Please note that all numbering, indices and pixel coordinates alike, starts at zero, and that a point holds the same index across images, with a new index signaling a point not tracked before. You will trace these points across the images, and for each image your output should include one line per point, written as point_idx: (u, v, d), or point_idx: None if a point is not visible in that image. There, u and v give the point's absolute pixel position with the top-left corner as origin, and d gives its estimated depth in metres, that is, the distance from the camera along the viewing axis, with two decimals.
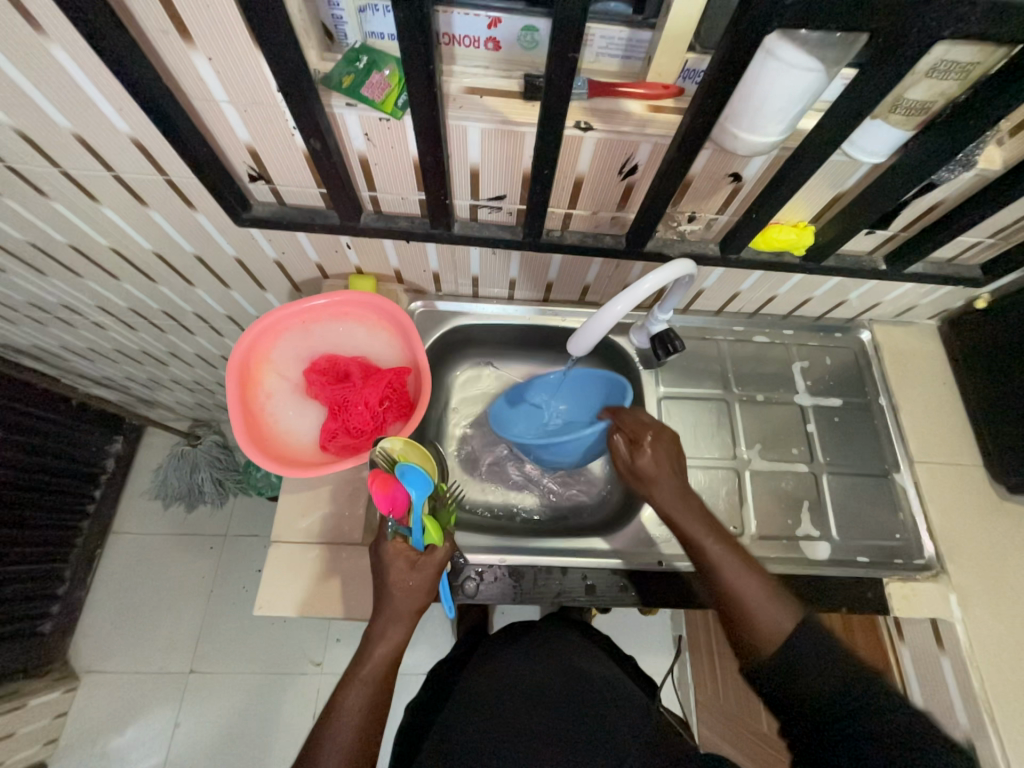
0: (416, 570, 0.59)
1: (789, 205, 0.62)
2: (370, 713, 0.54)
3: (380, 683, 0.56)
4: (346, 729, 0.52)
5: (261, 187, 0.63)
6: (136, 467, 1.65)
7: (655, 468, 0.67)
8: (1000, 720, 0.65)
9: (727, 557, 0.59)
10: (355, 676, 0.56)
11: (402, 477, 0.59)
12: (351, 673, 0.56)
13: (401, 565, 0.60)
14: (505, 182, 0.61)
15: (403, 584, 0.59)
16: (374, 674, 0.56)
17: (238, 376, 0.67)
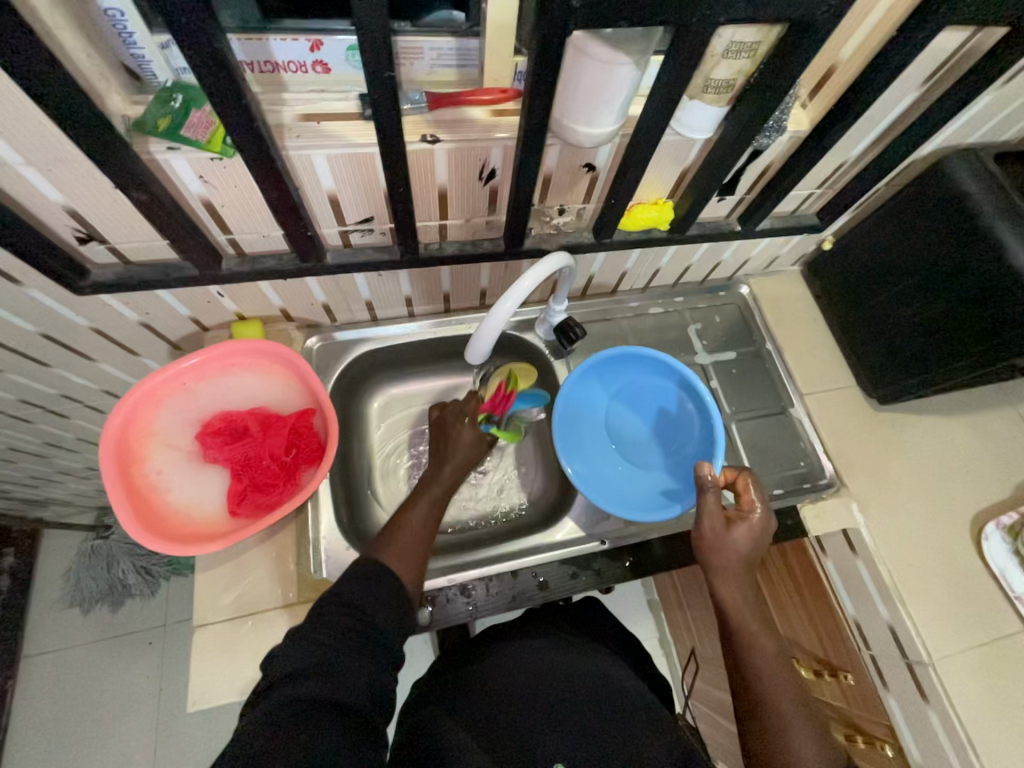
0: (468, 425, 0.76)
1: (644, 185, 0.66)
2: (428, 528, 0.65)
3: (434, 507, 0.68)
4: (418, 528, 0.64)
5: (97, 248, 0.57)
6: (41, 577, 1.46)
7: (736, 565, 0.63)
8: (909, 602, 0.75)
9: (782, 679, 0.57)
10: (423, 497, 0.68)
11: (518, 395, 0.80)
12: (421, 495, 0.69)
13: (459, 425, 0.76)
14: (369, 203, 0.59)
15: (461, 441, 0.74)
16: (436, 495, 0.69)
17: (115, 456, 0.59)
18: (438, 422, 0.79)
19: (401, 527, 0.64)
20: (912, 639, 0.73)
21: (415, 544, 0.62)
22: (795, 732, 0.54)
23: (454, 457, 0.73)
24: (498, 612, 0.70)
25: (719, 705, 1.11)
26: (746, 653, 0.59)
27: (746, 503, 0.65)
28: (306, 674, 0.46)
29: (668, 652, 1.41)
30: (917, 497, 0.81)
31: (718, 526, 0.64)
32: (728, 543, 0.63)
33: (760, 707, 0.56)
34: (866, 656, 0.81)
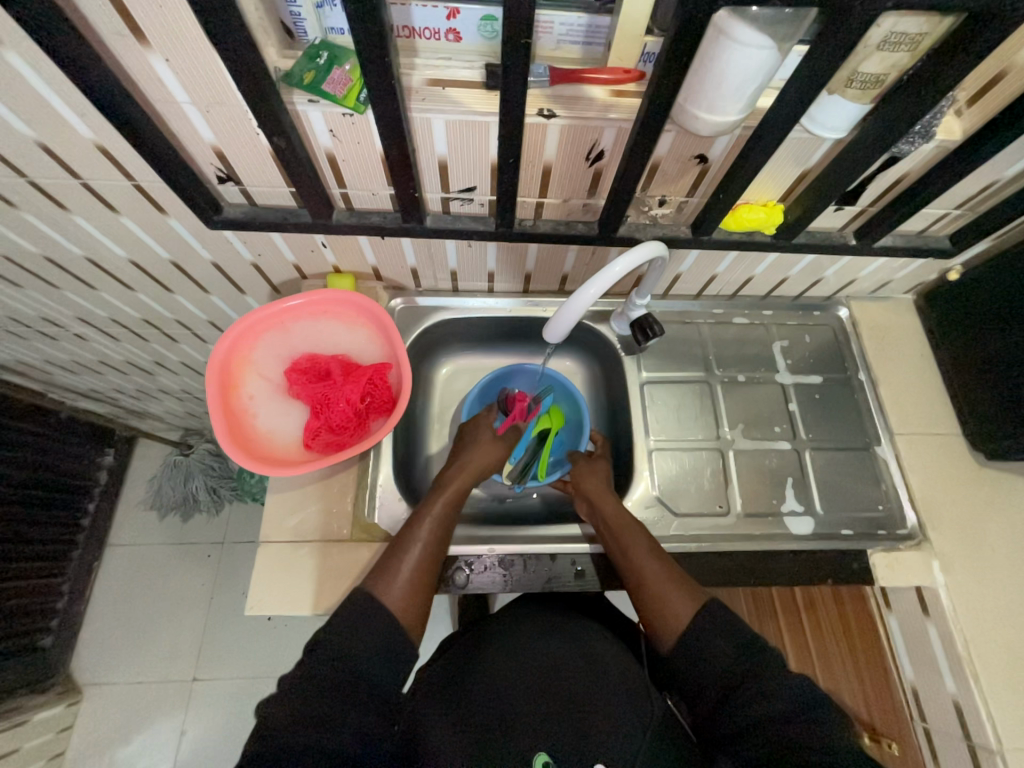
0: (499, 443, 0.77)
1: (756, 185, 0.62)
2: (442, 534, 0.66)
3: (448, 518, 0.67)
4: (426, 538, 0.64)
5: (231, 188, 0.63)
6: (130, 478, 1.70)
7: (600, 482, 0.74)
8: (984, 681, 0.67)
9: (657, 556, 0.64)
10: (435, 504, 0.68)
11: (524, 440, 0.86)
12: (432, 501, 0.68)
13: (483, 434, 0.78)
14: (474, 173, 0.61)
15: (484, 461, 0.74)
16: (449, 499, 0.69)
17: (217, 379, 0.66)
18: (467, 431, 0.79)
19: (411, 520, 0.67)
20: (980, 721, 0.66)
21: (427, 541, 0.64)
22: (672, 598, 0.60)
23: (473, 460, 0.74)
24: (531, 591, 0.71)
25: None
26: (628, 549, 0.65)
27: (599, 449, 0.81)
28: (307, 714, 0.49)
29: None
30: (1017, 570, 0.72)
31: (585, 463, 0.78)
32: (596, 468, 0.77)
33: (644, 587, 0.62)
34: (919, 728, 0.73)
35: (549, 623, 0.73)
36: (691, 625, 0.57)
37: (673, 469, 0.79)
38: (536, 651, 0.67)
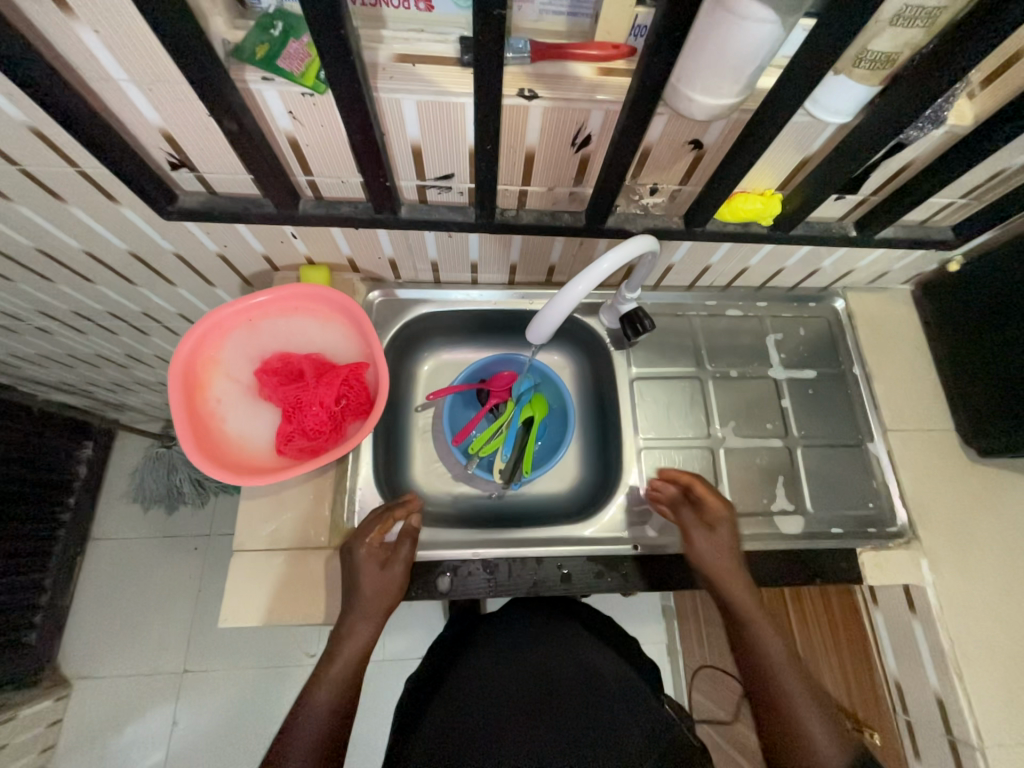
0: (388, 568, 0.62)
1: (753, 173, 0.58)
2: (338, 710, 0.56)
3: (345, 686, 0.57)
4: (315, 720, 0.55)
5: (186, 175, 0.57)
6: (112, 471, 1.66)
7: (713, 554, 0.65)
8: (969, 679, 0.67)
9: (790, 673, 0.58)
10: (324, 676, 0.58)
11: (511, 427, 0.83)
12: (320, 673, 0.58)
13: (371, 560, 0.62)
14: (451, 159, 0.56)
15: (379, 598, 0.61)
16: (343, 672, 0.58)
17: (181, 381, 0.62)
18: (348, 558, 0.63)
19: (306, 694, 0.57)
20: (962, 717, 0.66)
21: (325, 725, 0.55)
22: (810, 735, 0.54)
23: (364, 606, 0.60)
24: (516, 595, 0.69)
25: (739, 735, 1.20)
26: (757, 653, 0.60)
27: (709, 502, 0.67)
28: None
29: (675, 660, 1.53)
30: (1004, 568, 0.71)
31: (695, 537, 0.66)
32: (701, 546, 0.66)
33: (779, 707, 0.56)
34: (901, 720, 0.74)
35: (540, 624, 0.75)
36: None
37: (663, 467, 0.77)
38: (529, 662, 0.70)
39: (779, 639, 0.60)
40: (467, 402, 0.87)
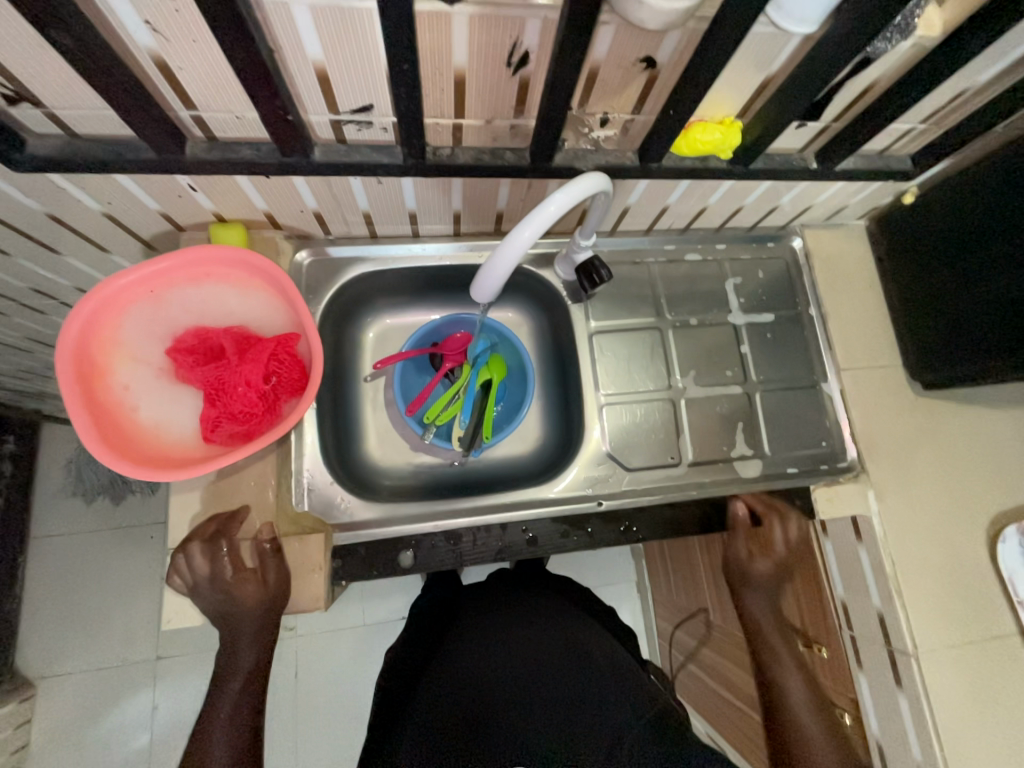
0: (265, 584, 0.60)
1: (710, 98, 0.52)
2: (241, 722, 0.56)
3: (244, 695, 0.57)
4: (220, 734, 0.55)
5: (32, 113, 0.46)
6: (43, 466, 1.53)
7: (761, 602, 0.73)
8: (906, 595, 0.72)
9: (794, 680, 0.65)
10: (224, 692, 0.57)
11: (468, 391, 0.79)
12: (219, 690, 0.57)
13: (236, 583, 0.59)
14: (367, 86, 0.47)
15: (259, 612, 0.59)
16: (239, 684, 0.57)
17: (72, 368, 0.53)
18: (203, 589, 0.58)
19: (210, 714, 0.56)
20: (899, 628, 0.72)
21: (236, 746, 0.54)
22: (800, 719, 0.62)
23: (246, 629, 0.58)
24: (482, 563, 0.68)
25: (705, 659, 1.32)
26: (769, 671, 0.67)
27: (770, 529, 0.73)
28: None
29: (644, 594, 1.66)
30: (940, 492, 0.76)
31: (743, 558, 0.74)
32: (750, 570, 0.74)
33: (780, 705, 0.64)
34: (846, 637, 0.79)
35: (525, 612, 0.77)
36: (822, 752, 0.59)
37: (625, 422, 0.76)
38: (519, 644, 0.71)
39: (793, 663, 0.67)
40: (419, 367, 0.82)
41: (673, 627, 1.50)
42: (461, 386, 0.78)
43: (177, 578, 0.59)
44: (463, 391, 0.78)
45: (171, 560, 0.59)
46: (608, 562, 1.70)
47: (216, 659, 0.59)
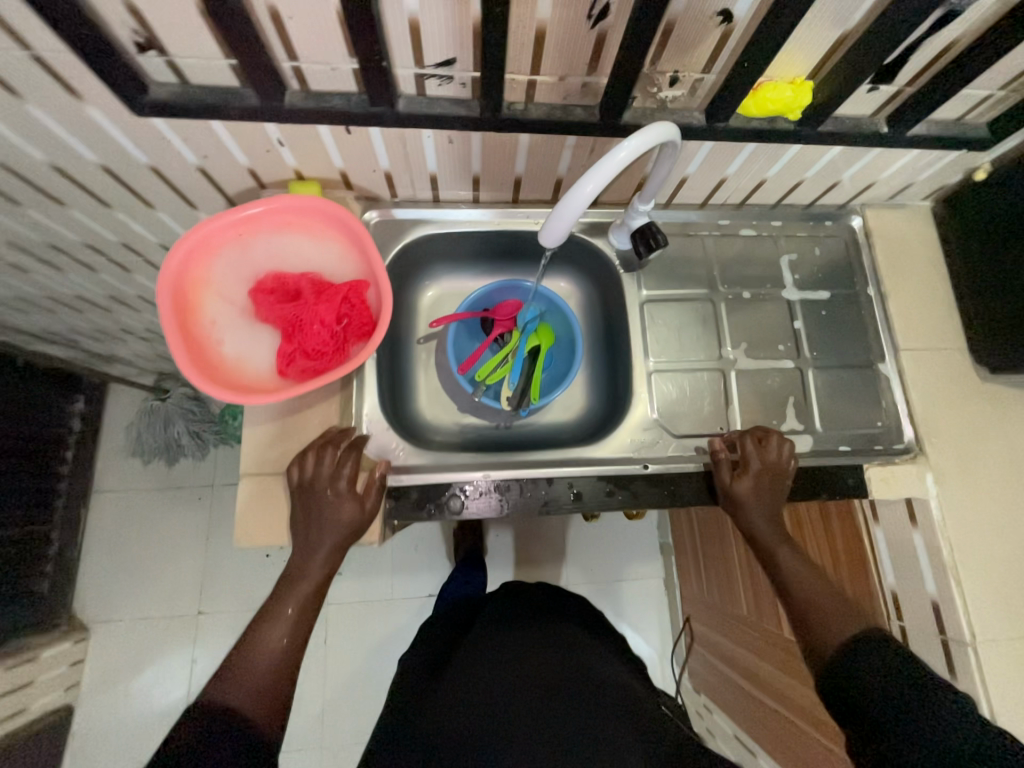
0: (361, 505, 0.62)
1: (782, 56, 0.53)
2: (300, 628, 0.57)
3: (309, 601, 0.58)
4: (283, 628, 0.56)
5: (155, 61, 0.51)
6: (107, 427, 1.64)
7: (761, 512, 0.65)
8: (965, 584, 0.69)
9: (811, 584, 0.60)
10: (292, 591, 0.58)
11: (518, 353, 0.81)
12: (289, 588, 0.58)
13: (335, 492, 0.61)
14: (453, 38, 0.50)
15: (348, 526, 0.60)
16: (312, 587, 0.58)
17: (171, 300, 0.58)
18: (302, 493, 0.61)
19: (270, 614, 0.57)
20: (956, 617, 0.69)
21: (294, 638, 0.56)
22: (819, 617, 0.58)
23: (330, 539, 0.60)
24: (527, 515, 0.69)
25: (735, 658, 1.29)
26: (783, 584, 0.61)
27: (768, 448, 0.67)
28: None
29: (672, 591, 1.66)
30: (1006, 480, 0.73)
31: (727, 482, 0.67)
32: (739, 495, 0.66)
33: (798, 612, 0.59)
34: (895, 627, 0.76)
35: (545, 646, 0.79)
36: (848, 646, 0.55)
37: (673, 390, 0.76)
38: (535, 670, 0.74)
39: (802, 565, 0.61)
40: (470, 331, 0.84)
41: (702, 624, 1.47)
42: (512, 348, 0.81)
43: (251, 498, 0.64)
44: (513, 353, 0.81)
45: (301, 455, 0.62)
46: (636, 557, 1.70)
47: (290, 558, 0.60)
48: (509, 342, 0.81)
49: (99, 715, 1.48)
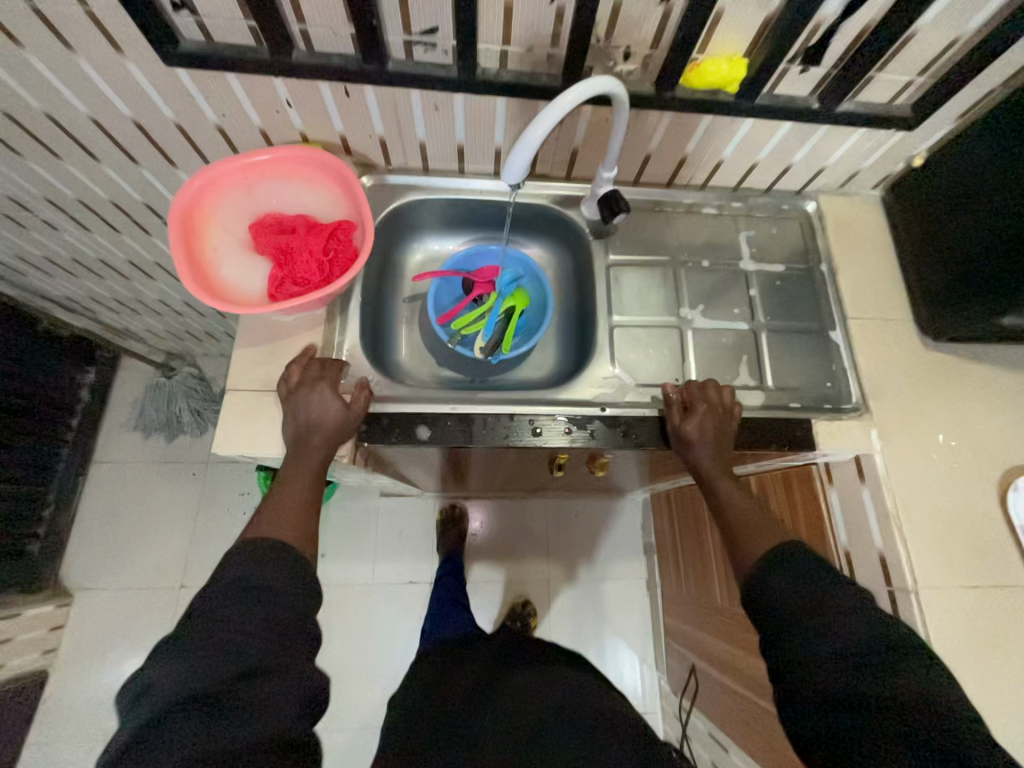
0: (347, 409, 0.67)
1: (716, 35, 0.62)
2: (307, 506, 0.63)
3: (312, 481, 0.64)
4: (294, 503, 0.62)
5: (187, 20, 0.62)
6: (113, 400, 1.71)
7: (707, 452, 0.69)
8: (908, 533, 0.72)
9: (744, 508, 0.65)
10: (294, 475, 0.63)
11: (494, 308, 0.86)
12: (291, 473, 0.64)
13: (319, 398, 0.66)
14: (435, 8, 0.60)
15: (336, 424, 0.66)
16: (314, 468, 0.64)
17: (180, 227, 0.66)
18: (290, 400, 0.67)
19: (280, 493, 0.62)
20: (901, 566, 0.71)
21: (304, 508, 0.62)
22: (745, 534, 0.63)
23: (320, 435, 0.65)
24: (491, 447, 0.74)
25: (709, 651, 1.27)
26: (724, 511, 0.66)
27: (710, 393, 0.73)
28: (156, 717, 0.46)
29: (654, 591, 1.64)
30: (949, 439, 0.76)
31: (676, 422, 0.72)
32: (686, 434, 0.70)
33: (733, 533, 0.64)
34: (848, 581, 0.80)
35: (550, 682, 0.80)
36: (767, 557, 0.60)
37: (633, 345, 0.82)
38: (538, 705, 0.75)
39: (739, 496, 0.66)
40: (453, 290, 0.91)
41: (681, 622, 1.45)
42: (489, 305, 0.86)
43: (236, 412, 0.70)
44: (489, 309, 0.86)
45: (291, 369, 0.69)
46: (620, 556, 1.68)
47: (288, 454, 0.65)
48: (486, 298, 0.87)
49: (72, 684, 1.47)
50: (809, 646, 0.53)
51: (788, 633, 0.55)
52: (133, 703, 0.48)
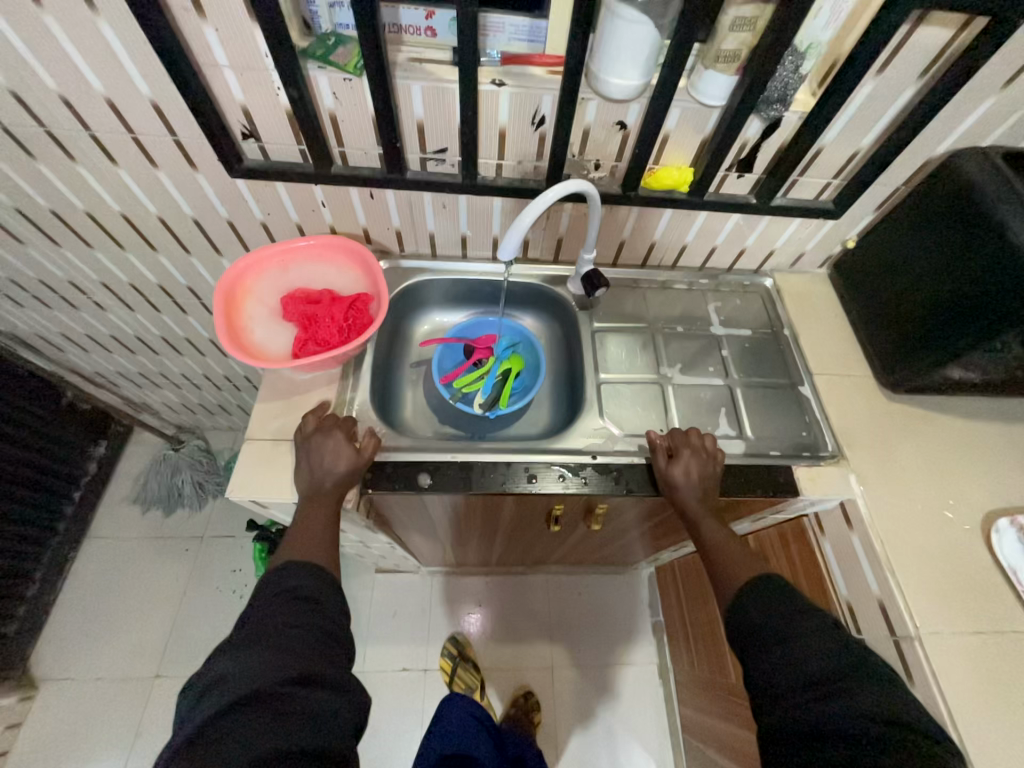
0: (358, 452, 0.72)
1: (667, 150, 0.79)
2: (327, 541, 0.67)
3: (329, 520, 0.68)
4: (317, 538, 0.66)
5: (252, 145, 0.79)
6: (117, 474, 1.73)
7: (692, 492, 0.74)
8: (900, 576, 0.73)
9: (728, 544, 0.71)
10: (309, 514, 0.68)
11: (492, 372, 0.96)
12: (306, 512, 0.68)
13: (331, 444, 0.72)
14: (445, 135, 0.77)
15: (346, 466, 0.71)
16: (329, 507, 0.68)
17: (223, 300, 0.78)
18: (304, 446, 0.73)
19: (302, 530, 0.66)
20: (900, 612, 0.71)
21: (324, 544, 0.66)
22: (723, 567, 0.70)
23: (330, 477, 0.70)
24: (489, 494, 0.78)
25: (728, 743, 1.16)
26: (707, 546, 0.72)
27: (693, 439, 0.78)
28: (223, 711, 0.50)
29: (665, 679, 1.51)
30: (924, 484, 0.80)
31: (663, 466, 0.76)
32: (673, 477, 0.75)
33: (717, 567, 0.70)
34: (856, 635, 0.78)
35: None
36: (745, 589, 0.65)
37: (619, 399, 0.89)
38: None
39: (722, 533, 0.72)
40: (454, 354, 1.00)
41: (697, 713, 1.32)
42: (488, 368, 0.96)
43: (251, 458, 0.76)
44: (488, 372, 0.96)
45: (307, 419, 0.76)
46: (627, 639, 1.58)
47: (302, 497, 0.70)
48: (485, 363, 0.96)
49: None
50: (788, 669, 0.57)
51: (771, 658, 0.59)
52: (199, 698, 0.52)
